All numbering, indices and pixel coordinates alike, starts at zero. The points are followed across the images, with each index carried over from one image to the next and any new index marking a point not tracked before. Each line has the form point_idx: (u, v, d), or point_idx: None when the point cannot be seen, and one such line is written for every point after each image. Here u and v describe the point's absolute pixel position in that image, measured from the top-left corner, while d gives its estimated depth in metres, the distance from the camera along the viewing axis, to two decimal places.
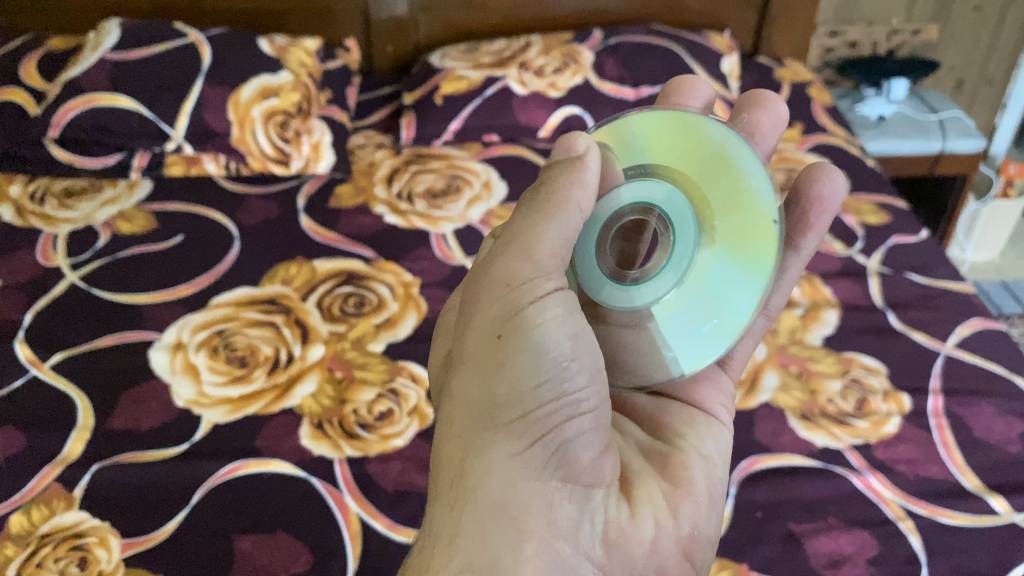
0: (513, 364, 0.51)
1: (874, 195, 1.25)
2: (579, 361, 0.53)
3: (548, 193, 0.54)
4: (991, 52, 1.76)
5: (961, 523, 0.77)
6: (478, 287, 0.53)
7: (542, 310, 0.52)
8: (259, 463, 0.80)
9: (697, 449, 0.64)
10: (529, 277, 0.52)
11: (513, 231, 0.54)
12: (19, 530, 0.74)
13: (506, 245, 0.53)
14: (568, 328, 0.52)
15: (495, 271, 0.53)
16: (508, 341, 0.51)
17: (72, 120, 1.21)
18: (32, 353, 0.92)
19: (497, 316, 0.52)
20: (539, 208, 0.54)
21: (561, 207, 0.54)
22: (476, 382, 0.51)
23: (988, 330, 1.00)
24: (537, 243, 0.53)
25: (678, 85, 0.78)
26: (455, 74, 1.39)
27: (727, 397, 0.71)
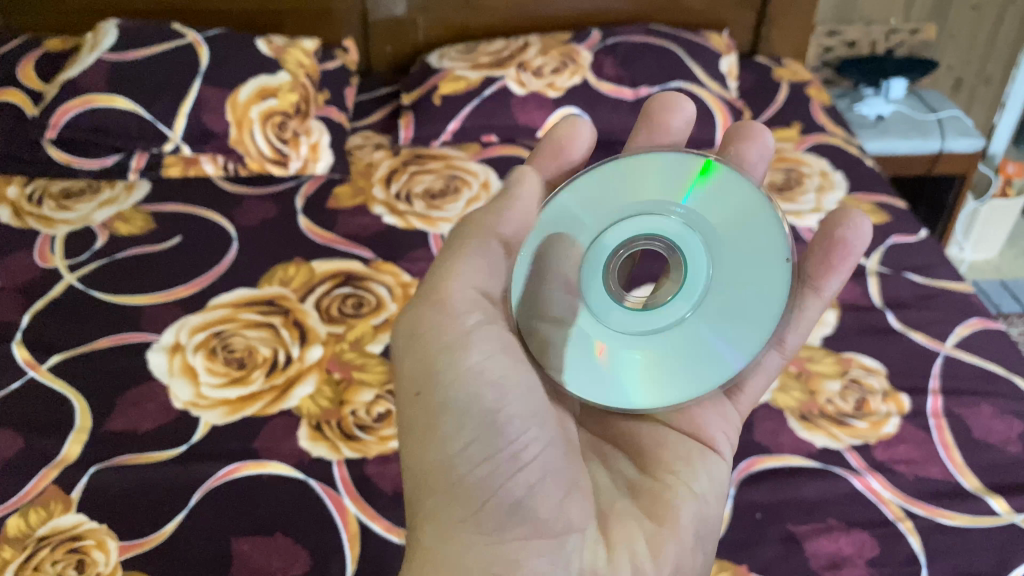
0: (438, 417, 0.55)
1: (874, 195, 1.25)
2: (505, 407, 0.56)
3: (462, 235, 0.58)
4: (989, 51, 1.75)
5: (961, 523, 0.77)
6: (398, 351, 0.58)
7: (454, 363, 0.55)
8: (257, 465, 0.80)
9: (690, 488, 0.63)
10: (441, 327, 0.56)
11: (424, 287, 0.58)
12: (16, 533, 0.74)
13: (419, 301, 0.58)
14: (485, 375, 0.56)
15: (407, 328, 0.57)
16: (424, 398, 0.55)
17: (70, 121, 1.21)
18: (31, 355, 0.92)
19: (415, 375, 0.56)
20: (446, 257, 0.58)
21: (467, 247, 0.57)
22: (415, 446, 0.56)
23: (988, 330, 1.00)
24: (442, 298, 0.57)
25: (660, 100, 0.78)
26: (453, 74, 1.39)
27: (729, 427, 0.69)
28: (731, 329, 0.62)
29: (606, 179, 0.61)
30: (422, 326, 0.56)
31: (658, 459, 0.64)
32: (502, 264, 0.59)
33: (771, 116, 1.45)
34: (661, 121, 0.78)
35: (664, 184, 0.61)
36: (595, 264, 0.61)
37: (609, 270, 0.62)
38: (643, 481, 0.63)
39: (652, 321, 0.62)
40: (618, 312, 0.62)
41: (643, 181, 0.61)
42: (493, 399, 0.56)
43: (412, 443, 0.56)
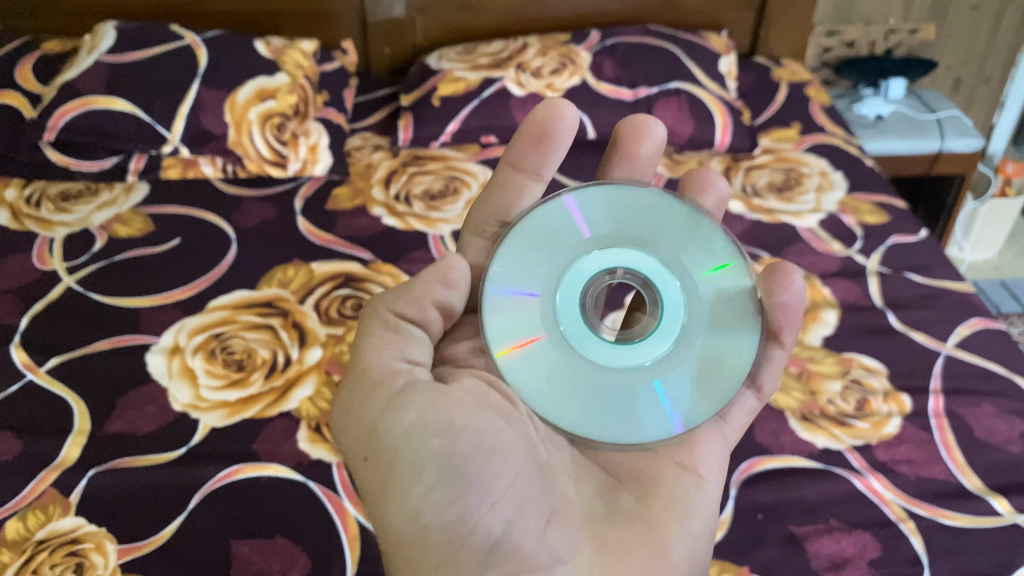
0: (390, 474, 0.55)
1: (874, 195, 1.25)
2: (459, 448, 0.55)
3: (371, 318, 0.61)
4: (989, 50, 1.75)
5: (962, 524, 0.77)
6: (342, 426, 0.58)
7: (395, 419, 0.55)
8: (256, 468, 0.80)
9: (682, 521, 0.59)
10: (372, 396, 0.57)
11: (352, 364, 0.60)
12: (14, 536, 0.73)
13: (348, 377, 0.60)
14: (429, 422, 0.55)
15: (342, 405, 0.59)
16: (375, 459, 0.56)
17: (68, 123, 1.20)
18: (29, 358, 0.92)
19: (360, 441, 0.57)
20: (364, 334, 0.61)
21: (378, 326, 0.60)
22: (379, 508, 0.55)
23: (988, 330, 1.00)
24: (367, 368, 0.58)
25: (630, 128, 0.78)
26: (452, 76, 1.39)
27: (723, 457, 0.65)
28: (708, 367, 0.61)
29: (576, 211, 0.63)
30: (354, 398, 0.58)
31: (648, 487, 0.61)
32: (413, 334, 0.60)
33: (770, 116, 1.45)
34: (631, 150, 0.78)
35: (639, 219, 0.63)
36: (568, 295, 0.61)
37: (584, 303, 0.61)
38: (633, 509, 0.59)
39: (629, 357, 0.60)
40: (594, 345, 0.60)
41: (612, 217, 0.63)
42: (443, 446, 0.55)
43: (377, 506, 0.56)
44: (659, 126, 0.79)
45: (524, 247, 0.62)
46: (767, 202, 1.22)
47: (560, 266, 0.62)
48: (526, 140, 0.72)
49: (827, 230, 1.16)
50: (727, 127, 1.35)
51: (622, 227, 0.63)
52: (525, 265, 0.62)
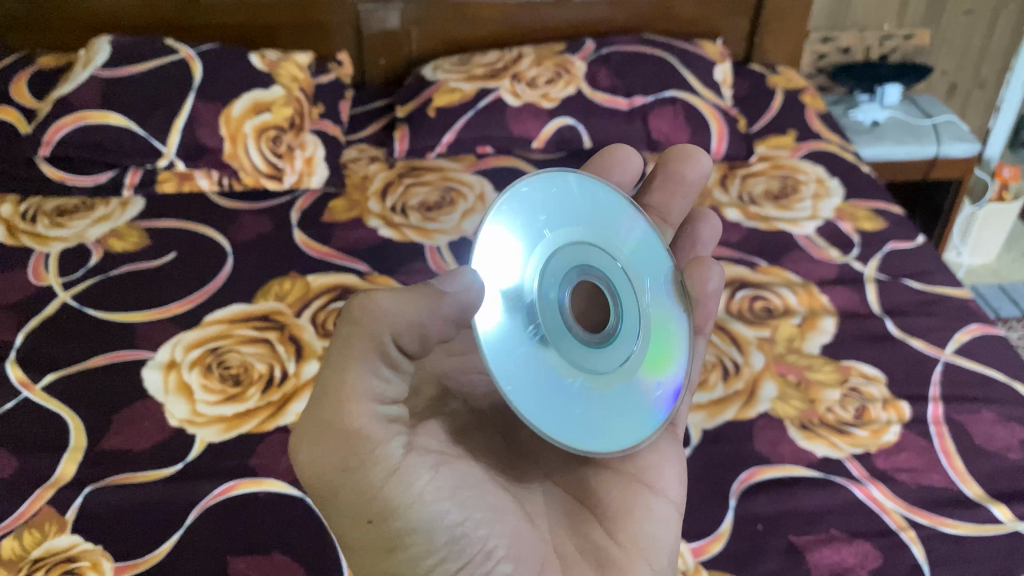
0: (397, 540, 0.52)
1: (871, 202, 1.24)
2: (466, 511, 0.53)
3: (357, 348, 0.50)
4: (983, 54, 1.76)
5: (963, 532, 0.76)
6: (331, 484, 0.51)
7: (407, 484, 0.51)
8: (253, 483, 0.79)
9: (650, 554, 0.60)
10: (372, 461, 0.50)
11: (337, 404, 0.50)
12: (10, 556, 0.73)
13: (331, 427, 0.50)
14: (440, 485, 0.53)
15: (329, 463, 0.50)
16: (382, 525, 0.51)
17: (63, 138, 1.20)
18: (24, 374, 0.91)
19: (360, 504, 0.51)
20: (348, 371, 0.50)
21: (368, 359, 0.50)
22: (377, 565, 0.52)
23: (988, 336, 1.00)
24: (357, 422, 0.50)
25: (678, 154, 0.86)
26: (448, 87, 1.39)
27: (679, 471, 0.66)
28: (659, 370, 0.63)
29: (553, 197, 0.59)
30: (351, 458, 0.50)
31: (620, 517, 0.61)
32: (402, 374, 0.53)
33: (766, 123, 1.45)
34: (678, 173, 0.85)
35: (595, 217, 0.62)
36: (552, 288, 0.56)
37: (562, 299, 0.57)
38: (605, 546, 0.59)
39: (605, 358, 0.58)
40: (574, 346, 0.56)
41: (578, 207, 0.61)
42: (455, 512, 0.53)
43: (372, 565, 0.53)
44: (706, 157, 0.87)
45: (512, 224, 0.55)
46: (764, 210, 1.22)
47: (543, 253, 0.56)
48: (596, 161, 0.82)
49: (825, 237, 1.16)
50: (723, 135, 1.35)
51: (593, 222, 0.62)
52: (512, 245, 0.54)
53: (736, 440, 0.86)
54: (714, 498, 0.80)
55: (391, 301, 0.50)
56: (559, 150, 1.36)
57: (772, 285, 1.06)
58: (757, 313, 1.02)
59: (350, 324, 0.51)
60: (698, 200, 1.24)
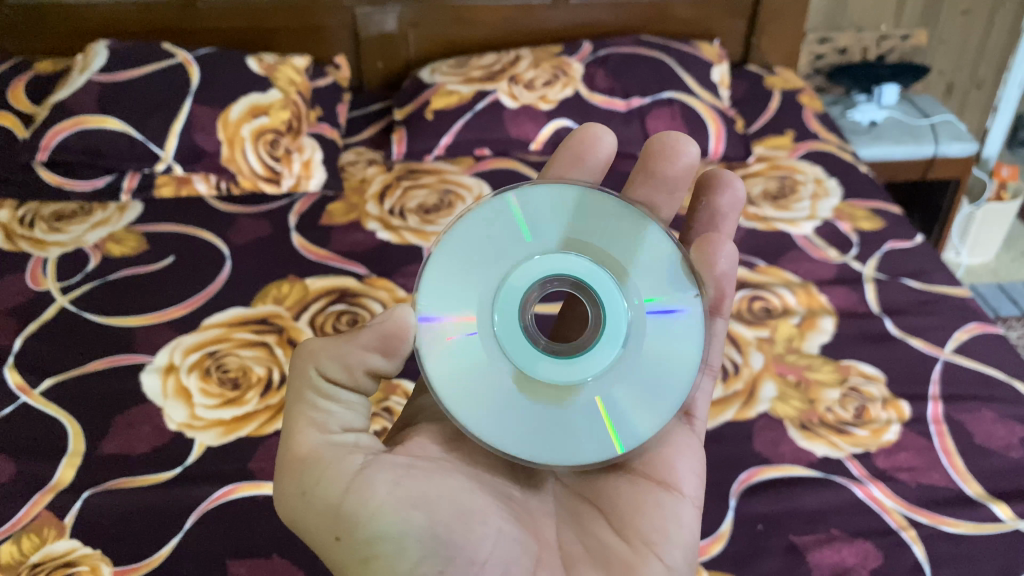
0: (368, 551, 0.50)
1: (869, 202, 1.24)
2: (435, 518, 0.51)
3: (300, 383, 0.56)
4: (981, 55, 1.76)
5: (964, 531, 0.76)
6: (297, 511, 0.52)
7: (366, 495, 0.50)
8: (253, 486, 0.79)
9: (661, 549, 0.55)
10: (330, 477, 0.51)
11: (290, 435, 0.54)
12: (9, 561, 0.73)
13: (287, 459, 0.53)
14: (403, 493, 0.51)
15: (291, 490, 0.52)
16: (348, 539, 0.50)
17: (61, 142, 1.21)
18: (22, 379, 0.91)
19: (325, 522, 0.51)
20: (294, 407, 0.55)
21: (308, 394, 0.55)
22: None
23: (987, 335, 1.00)
24: (307, 447, 0.53)
25: (662, 145, 0.76)
26: (445, 89, 1.39)
27: (697, 464, 0.61)
28: (656, 366, 0.59)
29: (503, 219, 0.60)
30: (309, 482, 0.52)
31: (627, 515, 0.57)
32: (353, 409, 0.56)
33: (763, 124, 1.45)
34: (660, 170, 0.76)
35: (564, 220, 0.60)
36: (510, 310, 0.58)
37: (527, 318, 0.59)
38: (612, 545, 0.56)
39: (577, 369, 0.58)
40: (543, 361, 0.57)
41: (539, 217, 0.60)
42: (423, 517, 0.51)
43: None
44: (695, 147, 0.76)
45: (452, 268, 0.58)
46: (762, 210, 1.22)
47: (495, 280, 0.58)
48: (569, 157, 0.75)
49: (824, 237, 1.16)
50: (721, 136, 1.35)
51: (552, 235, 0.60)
52: (456, 287, 0.58)
53: (736, 440, 0.85)
54: (714, 499, 0.79)
55: (322, 342, 0.57)
56: None
57: (771, 286, 1.06)
58: (756, 313, 1.02)
59: (295, 373, 0.57)
60: None
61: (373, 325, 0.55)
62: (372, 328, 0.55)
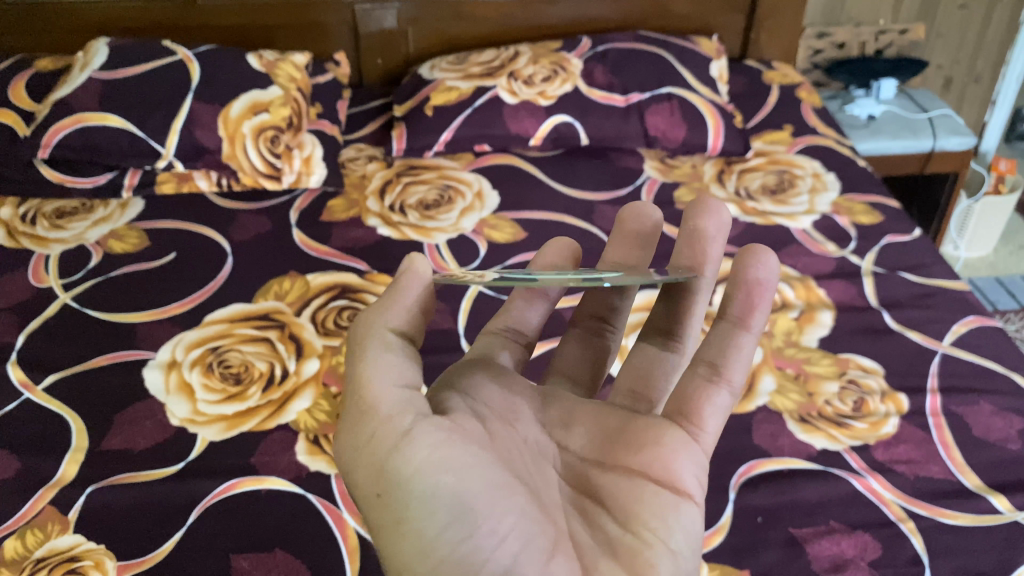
0: (403, 512, 0.51)
1: (867, 196, 1.25)
2: (469, 489, 0.51)
3: (359, 335, 0.57)
4: (979, 49, 1.77)
5: (962, 522, 0.77)
6: (350, 463, 0.53)
7: (408, 458, 0.51)
8: (256, 481, 0.80)
9: (666, 542, 0.53)
10: (379, 433, 0.52)
11: (348, 387, 0.55)
12: (13, 556, 0.73)
13: (349, 408, 0.54)
14: (444, 459, 0.51)
15: (349, 440, 0.53)
16: (389, 498, 0.51)
17: (62, 139, 1.21)
18: (25, 375, 0.92)
19: (372, 477, 0.52)
20: (356, 354, 0.56)
21: (371, 344, 0.55)
22: (388, 543, 0.52)
23: (984, 327, 1.00)
24: (366, 395, 0.53)
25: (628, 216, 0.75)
26: (444, 86, 1.40)
27: (699, 459, 0.57)
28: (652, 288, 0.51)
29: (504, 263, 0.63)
30: (364, 434, 0.53)
31: (629, 508, 0.55)
32: (414, 357, 0.56)
33: (762, 119, 1.45)
34: (627, 233, 0.75)
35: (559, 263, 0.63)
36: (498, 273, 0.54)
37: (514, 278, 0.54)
38: (617, 537, 0.54)
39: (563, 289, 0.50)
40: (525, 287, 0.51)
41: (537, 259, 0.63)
42: (456, 481, 0.51)
43: (387, 545, 0.52)
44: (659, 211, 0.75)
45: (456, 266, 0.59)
46: (761, 204, 1.23)
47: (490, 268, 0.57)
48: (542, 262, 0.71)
49: (822, 231, 1.17)
50: (719, 131, 1.35)
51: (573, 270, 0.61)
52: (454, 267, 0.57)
53: (735, 433, 0.86)
54: (714, 491, 0.80)
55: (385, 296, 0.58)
56: (556, 148, 1.37)
57: None
58: None
59: (361, 322, 0.58)
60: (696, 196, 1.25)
61: (417, 272, 0.58)
62: (416, 272, 0.58)
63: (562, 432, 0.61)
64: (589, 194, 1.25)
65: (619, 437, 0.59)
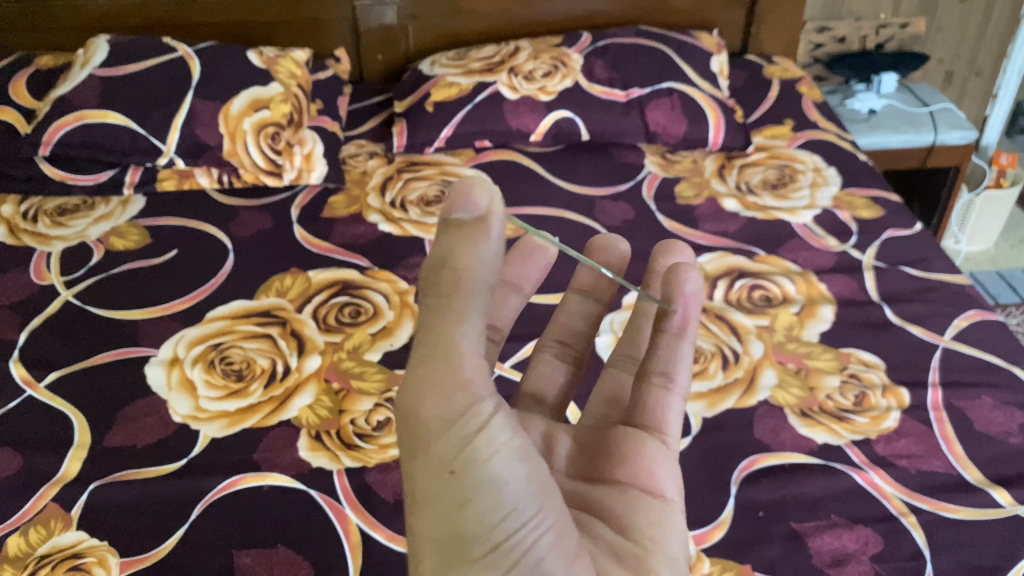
0: (471, 494, 0.46)
1: (868, 190, 1.25)
2: (537, 486, 0.48)
3: (448, 285, 0.47)
4: (979, 43, 1.76)
5: (963, 516, 0.77)
6: (421, 425, 0.48)
7: (490, 439, 0.47)
8: (258, 477, 0.80)
9: (661, 546, 0.55)
10: (465, 404, 0.47)
11: (431, 346, 0.48)
12: (17, 553, 0.74)
13: (434, 364, 0.48)
14: (520, 451, 0.48)
15: (429, 399, 0.47)
16: (465, 475, 0.46)
17: (63, 136, 1.21)
18: (27, 372, 0.92)
19: (447, 449, 0.47)
20: (448, 306, 0.47)
21: (469, 301, 0.47)
22: (439, 520, 0.47)
23: (985, 321, 1.00)
24: (461, 357, 0.47)
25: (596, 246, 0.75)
26: (445, 81, 1.40)
27: (676, 468, 0.60)
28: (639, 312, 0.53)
29: None
30: (452, 399, 0.47)
31: (627, 515, 0.56)
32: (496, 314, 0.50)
33: (763, 113, 1.45)
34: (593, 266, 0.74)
35: None
36: None
37: None
38: (618, 543, 0.54)
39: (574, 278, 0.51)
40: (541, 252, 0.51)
41: None
42: (528, 475, 0.48)
43: (436, 523, 0.47)
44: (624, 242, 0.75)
45: None
46: (762, 199, 1.23)
47: None
48: (517, 255, 0.69)
49: (822, 225, 1.17)
50: (720, 126, 1.35)
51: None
52: None
53: (736, 428, 0.86)
54: (716, 486, 0.80)
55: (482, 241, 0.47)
56: (557, 143, 1.37)
57: (770, 275, 1.07)
58: (757, 302, 1.03)
59: (446, 261, 0.47)
60: (696, 191, 1.25)
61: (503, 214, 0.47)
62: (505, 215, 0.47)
63: (545, 453, 0.63)
64: (590, 189, 1.25)
65: (601, 454, 0.61)
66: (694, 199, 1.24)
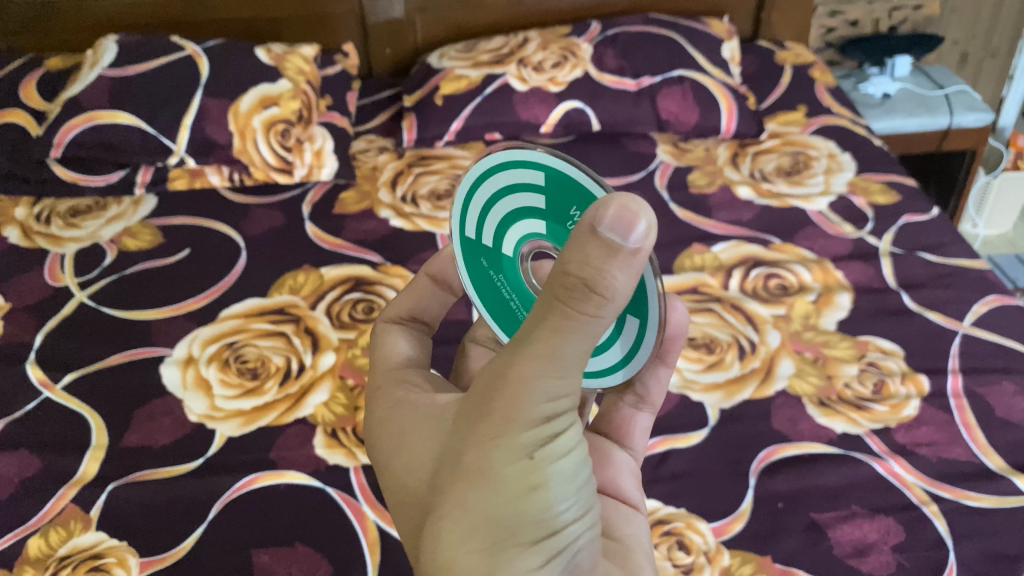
0: (538, 486, 0.45)
1: (883, 175, 1.23)
2: (591, 486, 0.47)
3: (583, 292, 0.40)
4: (994, 24, 1.73)
5: (986, 505, 0.76)
6: (510, 409, 0.44)
7: (566, 434, 0.45)
8: (274, 475, 0.80)
9: (636, 540, 0.54)
10: (558, 401, 0.44)
11: (544, 345, 0.42)
12: (37, 554, 0.74)
13: (541, 357, 0.43)
14: (586, 449, 0.47)
15: (531, 387, 0.43)
16: (542, 465, 0.44)
17: (74, 138, 1.21)
18: (44, 374, 0.92)
19: (528, 436, 0.44)
20: (573, 313, 0.41)
21: (598, 316, 0.41)
22: (500, 503, 0.45)
23: (1005, 307, 0.99)
24: (569, 361, 0.43)
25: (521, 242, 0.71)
26: (454, 74, 1.39)
27: (635, 476, 0.61)
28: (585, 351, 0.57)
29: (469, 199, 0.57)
30: (551, 393, 0.44)
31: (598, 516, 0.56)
32: None
33: (775, 100, 1.43)
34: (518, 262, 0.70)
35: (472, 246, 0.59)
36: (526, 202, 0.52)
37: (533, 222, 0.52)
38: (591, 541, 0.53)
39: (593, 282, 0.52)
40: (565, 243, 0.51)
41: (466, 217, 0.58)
42: (587, 474, 0.47)
43: (495, 506, 0.45)
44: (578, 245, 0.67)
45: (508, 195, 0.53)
46: (776, 186, 1.21)
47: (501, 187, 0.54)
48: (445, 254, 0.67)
49: (838, 212, 1.15)
50: (732, 114, 1.33)
51: (476, 228, 0.57)
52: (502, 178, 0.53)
53: (753, 419, 0.86)
54: (734, 478, 0.80)
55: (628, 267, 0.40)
56: (567, 134, 1.35)
57: (786, 263, 1.06)
58: (773, 290, 1.01)
59: (588, 267, 0.40)
60: (709, 180, 1.24)
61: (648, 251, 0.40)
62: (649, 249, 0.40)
63: None
64: None
65: None
66: (707, 188, 1.23)
